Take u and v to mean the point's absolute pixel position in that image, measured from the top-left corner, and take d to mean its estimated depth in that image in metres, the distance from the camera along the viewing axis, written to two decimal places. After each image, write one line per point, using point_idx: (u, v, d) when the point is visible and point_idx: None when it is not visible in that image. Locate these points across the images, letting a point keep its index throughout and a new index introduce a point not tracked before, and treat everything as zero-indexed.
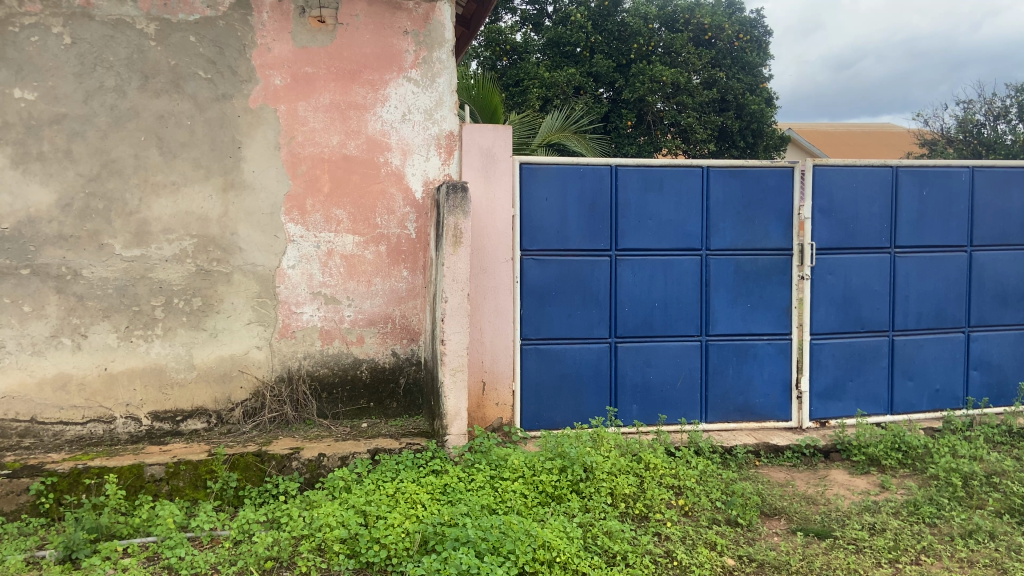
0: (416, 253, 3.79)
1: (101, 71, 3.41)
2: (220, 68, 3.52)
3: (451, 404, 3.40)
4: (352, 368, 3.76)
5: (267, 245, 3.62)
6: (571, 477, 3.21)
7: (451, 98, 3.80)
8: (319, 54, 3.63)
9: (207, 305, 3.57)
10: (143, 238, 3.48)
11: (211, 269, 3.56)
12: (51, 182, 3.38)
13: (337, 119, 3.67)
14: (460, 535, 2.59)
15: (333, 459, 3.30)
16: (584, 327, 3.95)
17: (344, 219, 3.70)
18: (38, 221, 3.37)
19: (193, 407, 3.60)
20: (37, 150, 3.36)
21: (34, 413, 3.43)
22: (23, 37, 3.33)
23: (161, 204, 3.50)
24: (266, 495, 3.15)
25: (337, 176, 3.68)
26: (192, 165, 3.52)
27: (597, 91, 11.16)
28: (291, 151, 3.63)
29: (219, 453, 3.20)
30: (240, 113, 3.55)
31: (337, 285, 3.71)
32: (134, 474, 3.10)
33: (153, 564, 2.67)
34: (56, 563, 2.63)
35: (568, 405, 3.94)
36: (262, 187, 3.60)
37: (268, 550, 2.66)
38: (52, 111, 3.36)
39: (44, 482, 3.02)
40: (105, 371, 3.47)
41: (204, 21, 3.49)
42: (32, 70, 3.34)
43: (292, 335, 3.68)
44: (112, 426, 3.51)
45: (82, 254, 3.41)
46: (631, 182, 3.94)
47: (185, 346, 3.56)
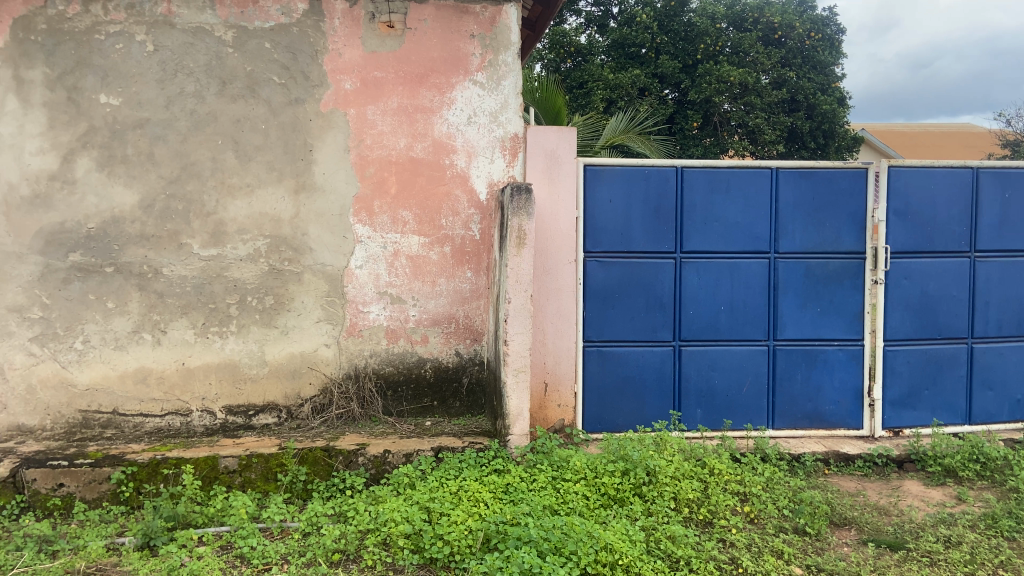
0: (480, 254, 3.83)
1: (181, 78, 3.56)
2: (293, 73, 3.63)
3: (514, 404, 3.42)
4: (417, 367, 3.82)
5: (336, 245, 3.71)
6: (633, 480, 3.18)
7: (516, 101, 3.82)
8: (388, 59, 3.71)
9: (279, 304, 3.68)
10: (219, 239, 3.61)
11: (283, 268, 3.67)
12: (134, 184, 3.54)
13: (404, 122, 3.74)
14: (522, 534, 2.61)
15: (398, 456, 3.36)
16: (648, 330, 3.91)
17: (410, 220, 3.76)
18: (122, 221, 3.53)
19: (264, 402, 3.71)
20: (121, 153, 3.52)
21: (116, 405, 3.58)
22: (109, 45, 3.49)
23: (236, 206, 3.62)
24: (334, 489, 3.23)
25: (403, 178, 3.75)
26: (266, 168, 3.64)
27: (662, 92, 11.09)
28: (360, 154, 3.71)
29: (289, 447, 3.29)
30: (311, 117, 3.66)
31: (403, 285, 3.77)
32: (209, 466, 3.21)
33: (226, 553, 2.77)
34: (136, 549, 2.76)
35: (631, 409, 3.92)
36: (332, 189, 3.70)
37: (336, 543, 2.73)
38: (136, 116, 3.53)
39: (125, 471, 3.15)
40: (182, 366, 3.62)
41: (279, 27, 3.60)
42: (117, 77, 3.50)
43: (359, 334, 3.76)
44: (189, 418, 3.65)
45: (162, 253, 3.57)
46: (696, 184, 3.89)
47: (258, 342, 3.68)
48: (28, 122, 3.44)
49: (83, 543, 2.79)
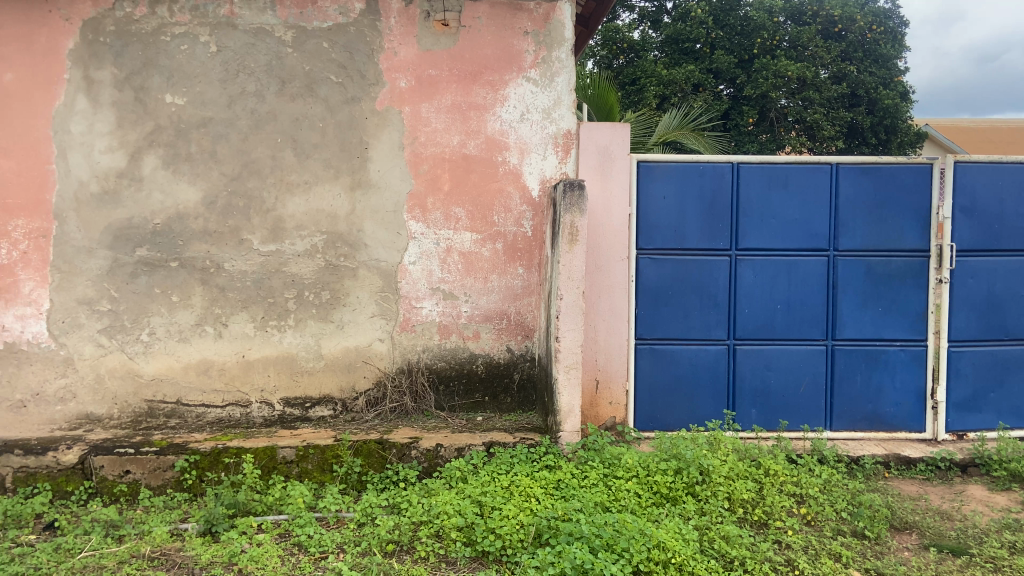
0: (532, 250, 3.83)
1: (242, 77, 3.65)
2: (350, 72, 3.69)
3: (565, 401, 3.42)
4: (469, 362, 3.85)
5: (390, 242, 3.77)
6: (686, 479, 3.15)
7: (569, 97, 3.82)
8: (443, 57, 3.74)
9: (335, 298, 3.75)
10: (278, 234, 3.70)
11: (339, 264, 3.74)
12: (197, 181, 3.64)
13: (458, 120, 3.77)
14: (574, 530, 2.61)
15: (450, 450, 3.39)
16: (701, 328, 3.87)
17: (462, 217, 3.79)
18: (186, 217, 3.65)
19: (320, 395, 3.79)
20: (186, 151, 3.63)
21: (179, 396, 3.70)
22: (174, 46, 3.60)
23: (294, 202, 3.70)
24: (387, 481, 3.28)
25: (456, 175, 3.78)
26: (323, 165, 3.71)
27: (717, 88, 10.94)
28: (414, 151, 3.75)
29: (344, 439, 3.35)
30: (367, 115, 3.72)
31: (455, 281, 3.81)
32: (267, 456, 3.29)
33: (284, 541, 2.85)
34: (198, 535, 2.85)
35: (683, 407, 3.88)
36: (387, 186, 3.75)
37: (390, 534, 2.78)
38: (199, 115, 3.63)
39: (188, 460, 3.25)
40: (242, 358, 3.72)
41: (336, 27, 3.67)
42: (182, 77, 3.61)
43: (412, 329, 3.81)
44: (248, 410, 3.75)
45: (224, 248, 3.67)
46: (752, 180, 3.83)
47: (314, 336, 3.76)
48: (98, 121, 3.57)
49: (148, 528, 2.89)
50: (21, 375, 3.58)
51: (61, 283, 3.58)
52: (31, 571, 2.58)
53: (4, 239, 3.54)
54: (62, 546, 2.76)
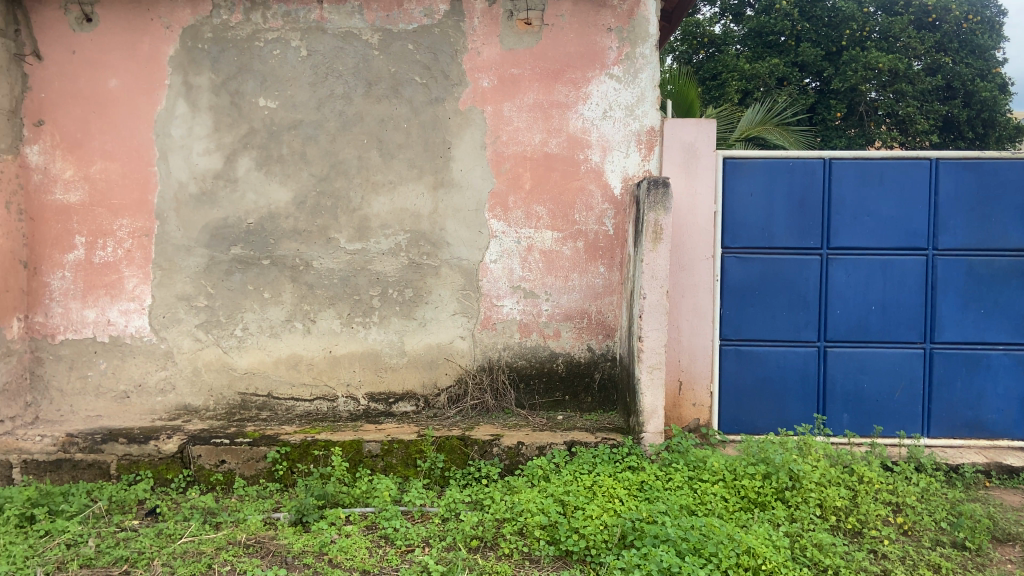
0: (613, 249, 3.80)
1: (331, 80, 3.74)
2: (434, 73, 3.74)
3: (648, 401, 3.38)
4: (549, 361, 3.85)
5: (472, 240, 3.80)
6: (775, 484, 3.07)
7: (653, 94, 3.76)
8: (526, 56, 3.75)
9: (418, 296, 3.82)
10: (363, 233, 3.79)
11: (422, 262, 3.81)
12: (288, 182, 3.76)
13: (540, 118, 3.77)
14: (660, 533, 2.59)
15: (531, 448, 3.40)
16: (790, 329, 3.76)
17: (544, 215, 3.79)
18: (277, 217, 3.77)
19: (403, 390, 3.86)
20: (277, 153, 3.75)
21: (270, 389, 3.83)
22: (267, 51, 3.73)
23: (379, 202, 3.78)
24: (470, 477, 3.32)
25: (538, 174, 3.78)
26: (407, 165, 3.77)
27: (803, 82, 10.62)
28: (496, 150, 3.77)
29: (427, 435, 3.40)
30: (451, 115, 3.76)
31: (536, 279, 3.81)
32: (354, 449, 3.37)
33: (371, 533, 2.93)
34: (290, 524, 2.95)
35: (769, 410, 3.78)
36: (469, 185, 3.79)
37: (474, 530, 2.81)
38: (290, 117, 3.75)
39: (279, 451, 3.35)
40: (329, 354, 3.83)
41: (422, 29, 3.73)
42: (275, 81, 3.73)
43: (493, 327, 3.83)
44: (335, 404, 3.85)
45: (313, 246, 3.78)
46: (844, 176, 3.70)
47: (398, 333, 3.83)
48: (196, 125, 3.73)
49: (243, 517, 3.00)
50: (126, 366, 3.78)
51: (161, 280, 3.76)
52: (136, 555, 2.71)
53: (111, 238, 3.74)
54: (164, 531, 2.89)
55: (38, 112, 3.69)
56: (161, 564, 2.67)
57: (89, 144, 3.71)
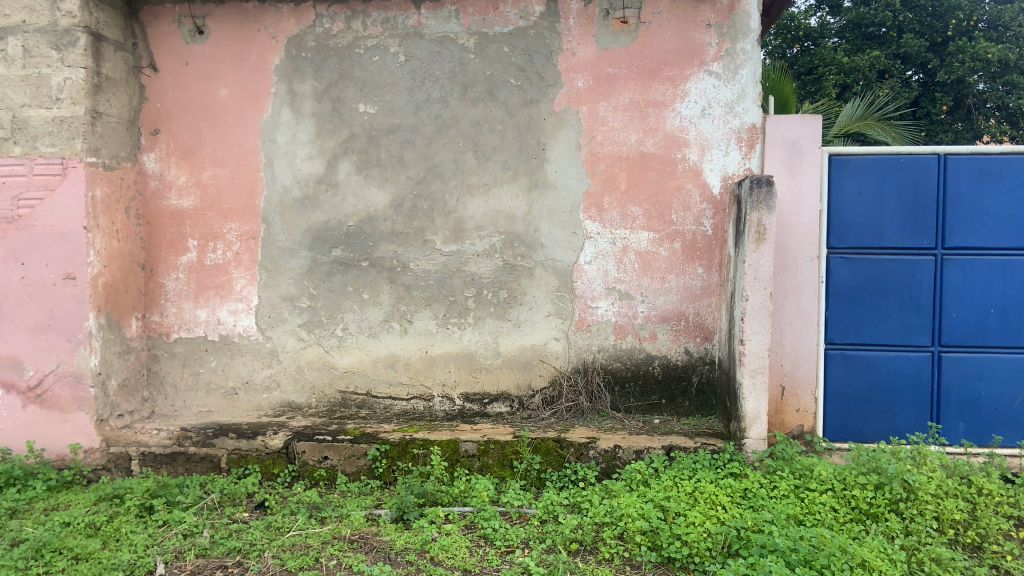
0: (712, 250, 3.71)
1: (427, 85, 3.80)
2: (529, 75, 3.75)
3: (751, 407, 3.29)
4: (645, 364, 3.79)
5: (566, 242, 3.79)
6: (888, 495, 2.92)
7: (755, 90, 3.66)
8: (622, 55, 3.71)
9: (512, 297, 3.83)
10: (458, 235, 3.83)
11: (516, 263, 3.82)
12: (387, 185, 3.84)
13: (636, 117, 3.72)
14: (767, 542, 2.53)
15: (628, 452, 3.36)
16: (900, 333, 3.59)
17: (640, 216, 3.74)
18: (376, 219, 3.85)
19: (498, 391, 3.88)
20: (376, 156, 3.83)
21: (369, 388, 3.92)
22: (367, 57, 3.81)
23: (474, 203, 3.82)
24: (567, 479, 3.31)
25: (633, 174, 3.73)
26: (502, 167, 3.79)
27: (906, 74, 10.17)
28: (592, 150, 3.75)
29: (523, 436, 3.40)
30: (546, 116, 3.75)
31: (632, 281, 3.76)
32: (451, 449, 3.40)
33: (470, 532, 2.96)
34: (391, 521, 3.02)
35: (878, 417, 3.62)
36: (563, 186, 3.77)
37: (573, 533, 2.81)
38: (389, 122, 3.82)
39: (379, 449, 3.43)
40: (426, 354, 3.89)
41: (517, 31, 3.74)
42: (374, 87, 3.82)
43: (588, 329, 3.81)
44: (431, 403, 3.90)
45: (410, 248, 3.85)
46: (960, 172, 3.51)
47: (493, 334, 3.86)
48: (300, 131, 3.85)
49: (346, 512, 3.09)
50: (234, 364, 3.94)
51: (267, 281, 3.90)
52: (248, 546, 2.83)
53: (221, 241, 3.91)
54: (273, 524, 3.00)
55: (154, 122, 3.89)
56: (271, 556, 2.77)
57: (201, 152, 3.89)
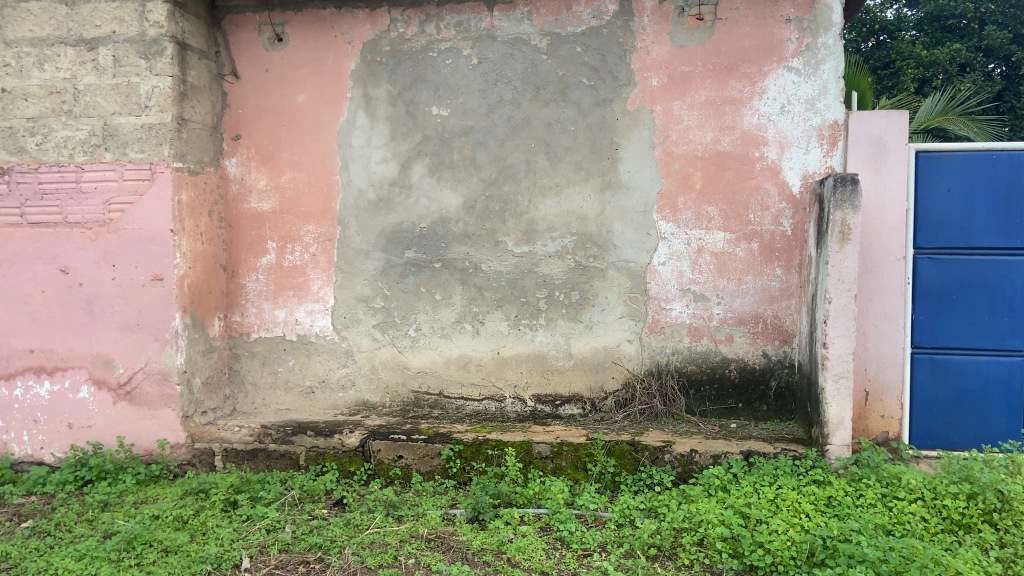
0: (792, 250, 3.62)
1: (500, 86, 3.81)
2: (602, 74, 3.72)
3: (835, 412, 3.20)
4: (721, 367, 3.73)
5: (640, 242, 3.74)
6: (982, 505, 2.79)
7: (836, 86, 3.55)
8: (697, 52, 3.65)
9: (584, 298, 3.81)
10: (531, 236, 3.83)
11: (589, 265, 3.79)
12: (459, 187, 3.86)
13: (712, 116, 3.65)
14: (856, 553, 2.45)
15: (705, 456, 3.30)
16: (993, 337, 3.43)
17: (716, 216, 3.67)
18: (448, 221, 3.88)
19: (570, 393, 3.86)
20: (449, 159, 3.86)
21: (442, 388, 3.95)
22: (440, 61, 3.84)
23: (546, 205, 3.81)
24: (642, 484, 3.27)
25: (709, 173, 3.67)
26: (575, 168, 3.77)
27: (988, 67, 9.78)
28: (666, 150, 3.69)
29: (597, 438, 3.38)
30: (619, 116, 3.72)
31: (708, 282, 3.70)
32: (525, 450, 3.40)
33: (546, 534, 2.95)
34: (467, 521, 3.03)
35: (969, 425, 3.47)
36: (637, 186, 3.73)
37: (652, 538, 2.78)
38: (462, 124, 3.84)
39: (453, 449, 3.45)
40: (497, 355, 3.90)
41: (590, 31, 3.72)
42: (447, 90, 3.85)
43: (661, 331, 3.76)
44: (503, 404, 3.91)
45: (482, 250, 3.86)
46: None
47: (565, 336, 3.84)
48: (374, 135, 3.91)
49: (423, 511, 3.12)
50: (311, 363, 4.02)
51: (343, 282, 3.97)
52: (328, 543, 2.88)
53: (299, 243, 3.99)
54: (352, 521, 3.05)
55: (235, 127, 4.01)
56: (351, 553, 2.82)
57: (280, 156, 3.98)
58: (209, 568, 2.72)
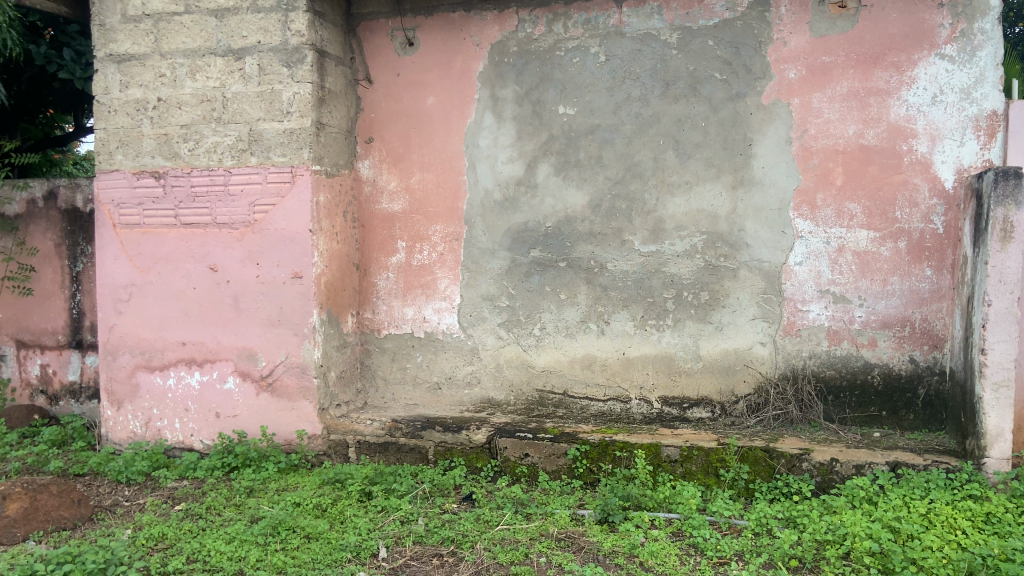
0: (943, 249, 3.41)
1: (628, 83, 3.76)
2: (735, 68, 3.60)
3: (993, 423, 2.99)
4: (863, 372, 3.55)
5: (774, 241, 3.61)
6: None
7: (995, 73, 3.32)
8: (839, 42, 3.48)
9: (714, 299, 3.70)
10: (658, 235, 3.76)
11: (719, 264, 3.68)
12: (585, 186, 3.84)
13: (855, 108, 3.47)
14: None
15: (847, 466, 3.14)
16: None
17: (858, 213, 3.49)
18: (574, 220, 3.86)
19: (699, 396, 3.77)
20: (575, 158, 3.84)
21: (566, 387, 3.94)
22: (567, 59, 3.83)
23: (675, 203, 3.73)
24: (778, 492, 3.14)
25: (851, 168, 3.49)
26: (705, 165, 3.67)
27: None
28: (803, 145, 3.54)
29: (730, 444, 3.27)
30: (753, 111, 3.59)
31: (848, 283, 3.53)
32: (653, 453, 3.33)
33: (679, 540, 2.89)
34: (597, 522, 3.01)
35: None
36: (771, 183, 3.59)
37: (792, 549, 2.67)
38: (588, 123, 3.81)
39: (580, 449, 3.44)
40: (623, 355, 3.85)
41: (723, 23, 3.61)
42: (574, 88, 3.83)
43: (797, 334, 3.61)
44: (628, 405, 3.86)
45: (607, 249, 3.83)
46: None
47: (693, 337, 3.75)
48: (501, 135, 3.93)
49: (551, 510, 3.12)
50: (438, 360, 4.11)
51: (469, 281, 4.03)
52: (460, 537, 2.93)
53: (427, 242, 4.08)
54: (482, 517, 3.08)
55: (368, 131, 4.14)
56: (483, 548, 2.85)
57: (409, 158, 4.08)
58: (349, 556, 2.82)
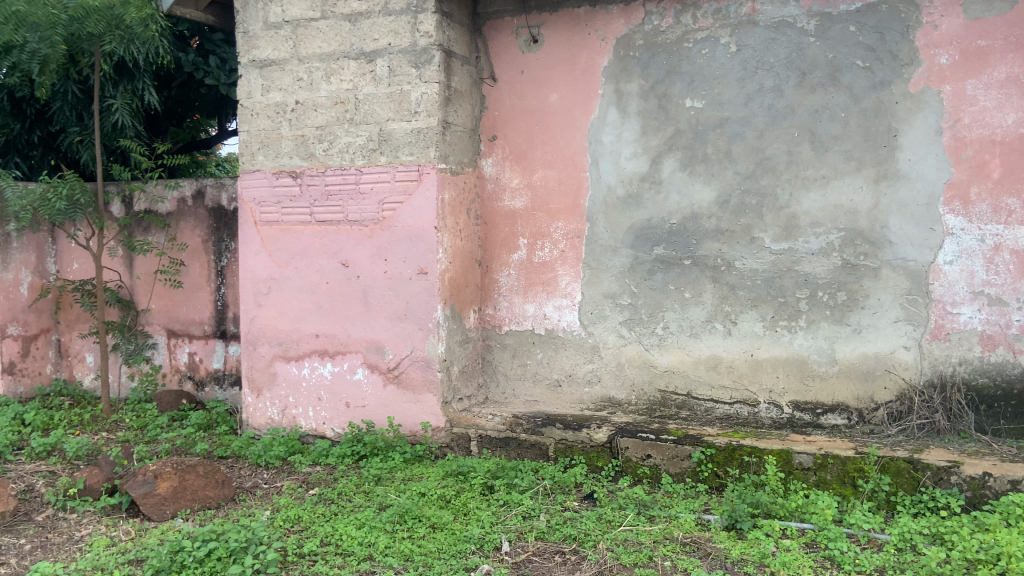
0: None
1: (761, 74, 3.61)
2: (880, 54, 3.40)
3: None
4: (1021, 381, 3.30)
5: (921, 239, 3.38)
6: None
7: None
8: (997, 24, 3.24)
9: (852, 300, 3.51)
10: (791, 232, 3.59)
11: (859, 262, 3.49)
12: (712, 181, 3.72)
13: (1015, 94, 3.23)
14: None
15: (1002, 481, 2.90)
16: None
17: (1018, 208, 3.24)
18: (700, 217, 3.75)
19: (834, 402, 3.58)
20: (702, 152, 3.72)
21: (690, 389, 3.84)
22: (696, 51, 3.72)
23: (810, 198, 3.55)
24: (922, 506, 2.94)
25: (1010, 160, 3.24)
26: (844, 158, 3.48)
27: None
28: (955, 135, 3.31)
29: (869, 453, 3.09)
30: (898, 100, 3.38)
31: (1006, 284, 3.28)
32: (783, 459, 3.18)
33: (813, 552, 2.74)
34: (723, 529, 2.91)
35: None
36: (918, 176, 3.37)
37: (939, 568, 2.48)
38: (717, 116, 3.69)
39: (705, 452, 3.33)
40: (751, 357, 3.71)
41: (866, 7, 3.41)
42: (702, 80, 3.71)
43: (946, 338, 3.38)
44: (757, 409, 3.71)
45: (736, 246, 3.69)
46: None
47: (828, 340, 3.56)
48: (626, 130, 3.87)
49: (675, 514, 3.05)
50: (559, 358, 4.10)
51: (590, 278, 3.99)
52: (582, 536, 2.91)
53: (549, 239, 4.07)
54: (604, 516, 3.05)
55: (492, 128, 4.18)
56: (605, 548, 2.82)
57: (532, 155, 4.09)
58: (473, 548, 2.86)
